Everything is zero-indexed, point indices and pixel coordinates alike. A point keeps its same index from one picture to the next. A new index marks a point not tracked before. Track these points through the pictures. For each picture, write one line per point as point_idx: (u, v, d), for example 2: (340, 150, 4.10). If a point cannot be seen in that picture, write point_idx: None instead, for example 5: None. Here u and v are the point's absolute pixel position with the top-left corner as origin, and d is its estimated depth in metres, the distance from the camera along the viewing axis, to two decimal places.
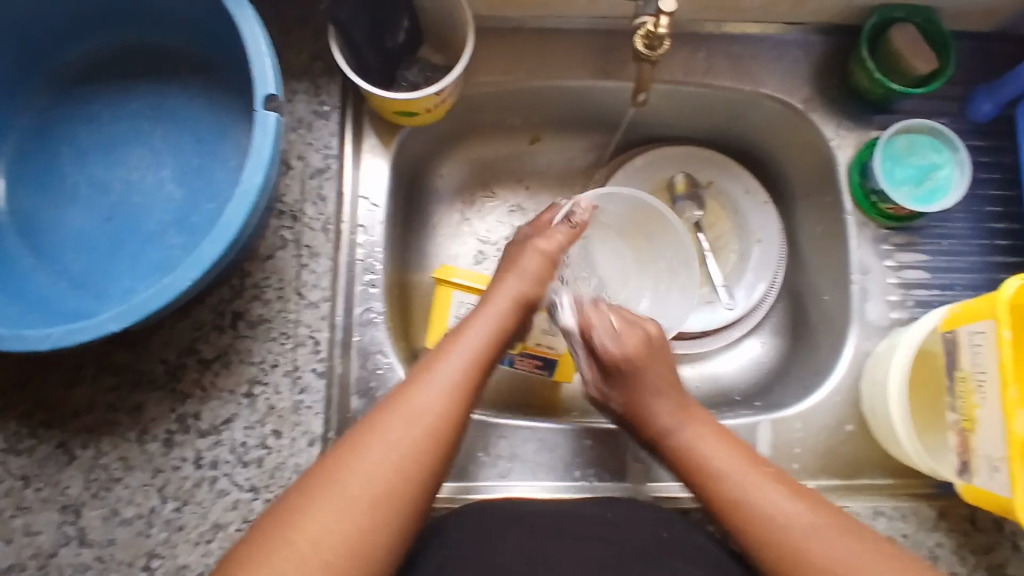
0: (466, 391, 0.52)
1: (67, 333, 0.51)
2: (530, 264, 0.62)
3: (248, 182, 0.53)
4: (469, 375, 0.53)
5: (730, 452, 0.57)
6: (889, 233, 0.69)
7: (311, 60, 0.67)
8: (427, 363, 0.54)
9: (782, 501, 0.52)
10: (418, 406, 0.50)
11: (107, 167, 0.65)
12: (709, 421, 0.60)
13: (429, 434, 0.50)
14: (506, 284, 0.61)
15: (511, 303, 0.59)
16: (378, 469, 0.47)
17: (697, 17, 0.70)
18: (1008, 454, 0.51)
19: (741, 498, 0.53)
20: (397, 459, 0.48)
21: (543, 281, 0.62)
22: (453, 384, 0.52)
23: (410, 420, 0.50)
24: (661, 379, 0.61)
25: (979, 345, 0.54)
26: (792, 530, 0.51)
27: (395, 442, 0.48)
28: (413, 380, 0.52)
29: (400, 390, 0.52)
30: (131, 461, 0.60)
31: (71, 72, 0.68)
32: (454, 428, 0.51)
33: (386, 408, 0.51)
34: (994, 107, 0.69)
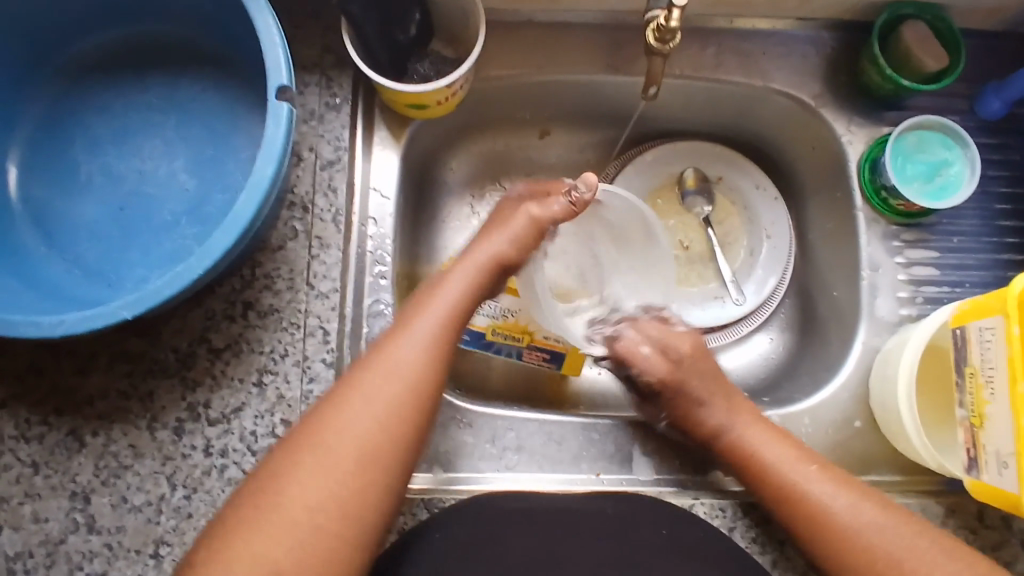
0: (441, 349, 0.54)
1: (81, 320, 0.52)
2: (512, 228, 0.62)
3: (261, 172, 0.53)
4: (443, 332, 0.55)
5: (788, 450, 0.60)
6: (899, 229, 0.69)
7: (321, 53, 0.67)
8: (403, 322, 0.55)
9: (838, 499, 0.56)
10: (395, 363, 0.52)
11: (119, 157, 0.66)
12: (771, 427, 0.62)
13: (407, 389, 0.51)
14: (489, 242, 0.61)
15: (490, 265, 0.60)
16: (358, 429, 0.49)
17: (709, 12, 0.70)
18: (1018, 450, 0.51)
19: (814, 499, 0.56)
20: (380, 423, 0.50)
21: (525, 245, 0.61)
22: (426, 342, 0.54)
23: (388, 377, 0.51)
24: (734, 398, 0.64)
25: (989, 340, 0.54)
26: (852, 531, 0.54)
27: (372, 400, 0.50)
28: (387, 339, 0.54)
29: (378, 349, 0.53)
30: (141, 449, 0.60)
31: (84, 62, 0.68)
32: (433, 384, 0.53)
33: (361, 367, 0.52)
34: (1005, 105, 0.69)
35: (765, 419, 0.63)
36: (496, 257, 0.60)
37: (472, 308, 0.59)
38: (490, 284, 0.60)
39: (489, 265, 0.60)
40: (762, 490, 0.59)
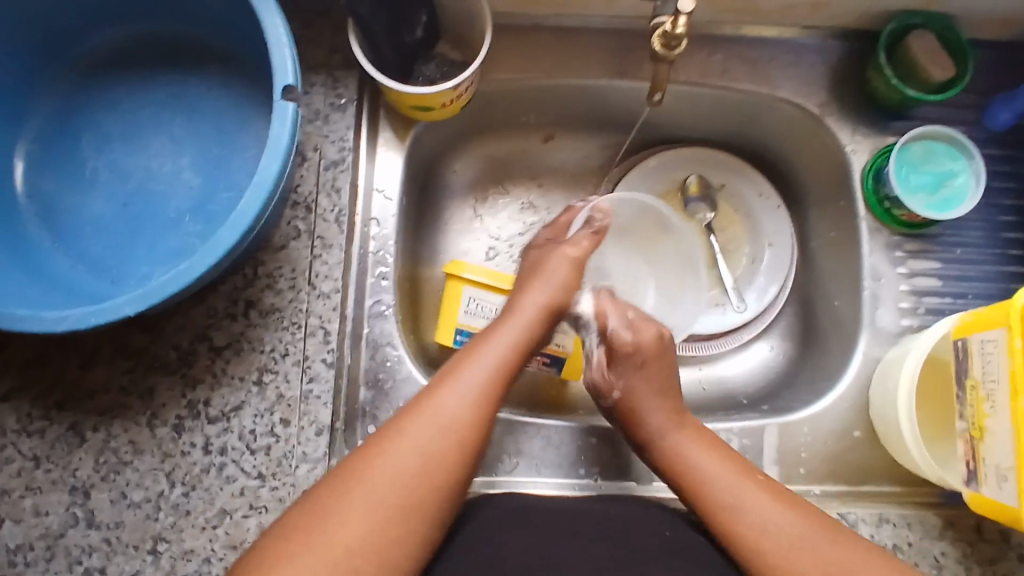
0: (491, 392, 0.55)
1: (83, 315, 0.52)
2: (551, 272, 0.64)
3: (266, 171, 0.53)
4: (494, 382, 0.55)
5: (722, 461, 0.59)
6: (902, 240, 0.69)
7: (329, 53, 0.68)
8: (449, 370, 0.56)
9: (769, 511, 0.54)
10: (440, 409, 0.52)
11: (126, 153, 0.66)
12: (705, 433, 0.62)
13: (453, 442, 0.51)
14: (534, 295, 0.62)
15: (538, 315, 0.61)
16: (410, 473, 0.49)
17: (716, 19, 0.70)
18: (1017, 464, 0.51)
19: (728, 510, 0.55)
20: (425, 460, 0.50)
21: (569, 289, 0.64)
22: (477, 390, 0.54)
23: (438, 426, 0.51)
24: (648, 388, 0.64)
25: (991, 353, 0.54)
26: (767, 541, 0.53)
27: (418, 447, 0.50)
28: (440, 383, 0.54)
29: (425, 396, 0.54)
30: (141, 445, 0.60)
31: (94, 58, 0.69)
32: (479, 430, 0.53)
33: (412, 410, 0.52)
34: (1011, 117, 0.69)
35: (704, 432, 0.62)
36: (545, 308, 0.62)
37: (524, 359, 0.59)
38: (541, 334, 0.61)
39: (533, 315, 0.61)
40: (692, 499, 0.58)
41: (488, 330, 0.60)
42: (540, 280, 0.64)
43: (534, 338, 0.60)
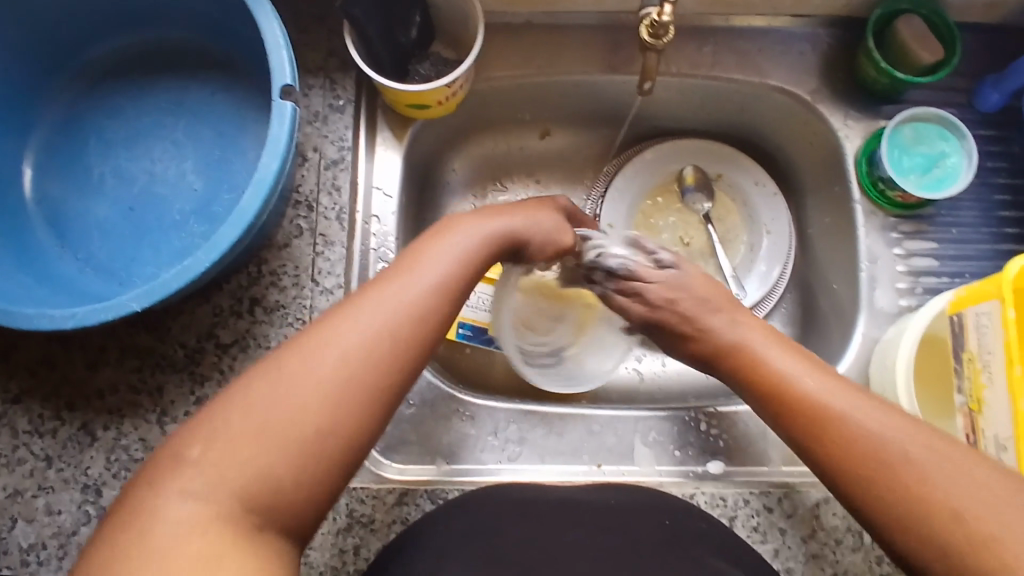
0: (433, 305, 0.46)
1: (91, 313, 0.53)
2: (525, 207, 0.59)
3: (266, 169, 0.55)
4: (437, 294, 0.46)
5: (815, 371, 0.49)
6: (897, 221, 0.69)
7: (327, 56, 0.69)
8: (363, 295, 0.45)
9: (880, 420, 0.44)
10: (343, 336, 0.42)
11: (130, 159, 0.68)
12: (803, 351, 0.52)
13: (355, 374, 0.41)
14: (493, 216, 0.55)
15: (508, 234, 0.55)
16: (328, 375, 0.41)
17: (705, 10, 0.71)
18: (1016, 433, 0.51)
19: (839, 411, 0.46)
20: (345, 367, 0.41)
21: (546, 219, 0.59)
22: (415, 298, 0.45)
23: (336, 351, 0.42)
24: (753, 354, 0.53)
25: (986, 325, 0.54)
26: (922, 475, 0.41)
27: (317, 369, 0.41)
28: (371, 288, 0.45)
29: (325, 322, 0.43)
30: (151, 442, 0.61)
31: (98, 69, 0.71)
32: (416, 341, 0.44)
33: (340, 309, 0.44)
34: (1001, 97, 0.69)
35: (796, 347, 0.53)
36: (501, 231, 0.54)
37: (473, 275, 0.50)
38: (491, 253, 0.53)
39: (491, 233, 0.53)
40: (782, 402, 0.49)
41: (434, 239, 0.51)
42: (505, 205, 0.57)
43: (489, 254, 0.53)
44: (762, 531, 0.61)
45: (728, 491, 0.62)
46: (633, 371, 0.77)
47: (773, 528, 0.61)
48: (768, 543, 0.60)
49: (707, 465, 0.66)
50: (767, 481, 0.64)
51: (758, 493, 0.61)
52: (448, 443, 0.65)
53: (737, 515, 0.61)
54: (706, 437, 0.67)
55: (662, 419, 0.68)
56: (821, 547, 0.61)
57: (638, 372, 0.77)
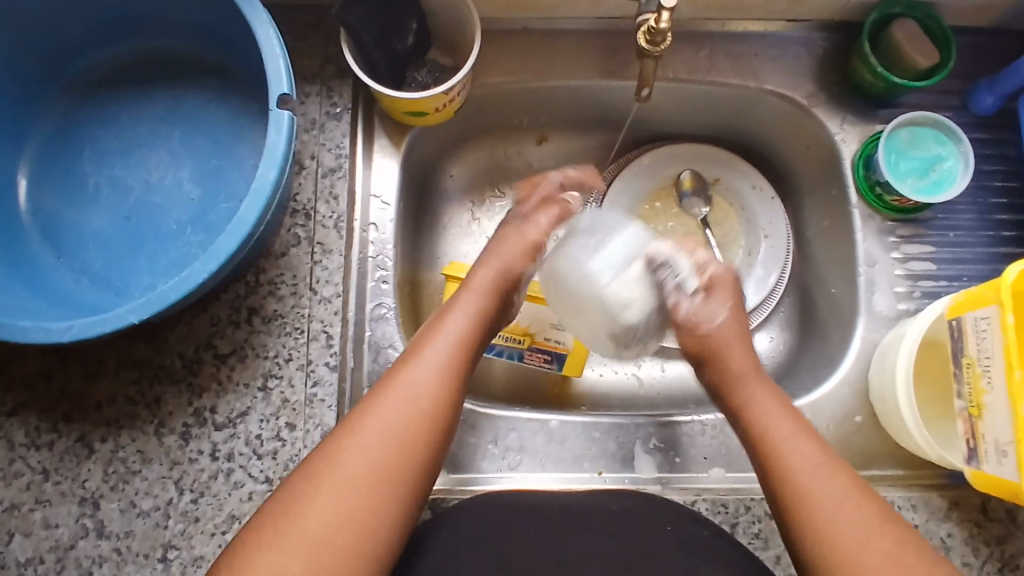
0: (455, 367, 0.54)
1: (88, 325, 0.53)
2: (506, 250, 0.65)
3: (263, 179, 0.54)
4: (457, 353, 0.55)
5: (787, 418, 0.57)
6: (894, 225, 0.70)
7: (322, 63, 0.69)
8: (416, 349, 0.55)
9: (822, 483, 0.51)
10: (410, 380, 0.52)
11: (126, 168, 0.67)
12: (783, 398, 0.60)
13: (425, 414, 0.51)
14: (488, 271, 0.63)
15: (497, 281, 0.62)
16: (380, 451, 0.48)
17: (701, 16, 0.71)
18: (1017, 438, 0.51)
19: (797, 467, 0.53)
20: (392, 444, 0.49)
21: (519, 261, 0.64)
22: (441, 364, 0.54)
23: (406, 399, 0.51)
24: (763, 398, 0.59)
25: (985, 330, 0.54)
26: (832, 539, 0.48)
27: (391, 417, 0.50)
28: (404, 364, 0.53)
29: (389, 375, 0.53)
30: (149, 454, 0.61)
31: (92, 77, 0.70)
32: (446, 403, 0.52)
33: (381, 389, 0.52)
34: (998, 100, 0.69)
35: (778, 394, 0.60)
36: (495, 286, 0.62)
37: (481, 335, 0.59)
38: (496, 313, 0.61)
39: (488, 291, 0.61)
40: (761, 453, 0.56)
41: (450, 302, 0.60)
42: (496, 255, 0.64)
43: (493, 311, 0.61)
44: (764, 537, 0.61)
45: (729, 497, 0.62)
46: (632, 376, 0.77)
47: (775, 534, 0.61)
48: (770, 549, 0.61)
49: (708, 470, 0.66)
50: None
51: (759, 499, 0.62)
52: (448, 452, 0.65)
53: (738, 522, 0.61)
54: (706, 443, 0.67)
55: (662, 425, 0.68)
56: None
57: (637, 377, 0.77)
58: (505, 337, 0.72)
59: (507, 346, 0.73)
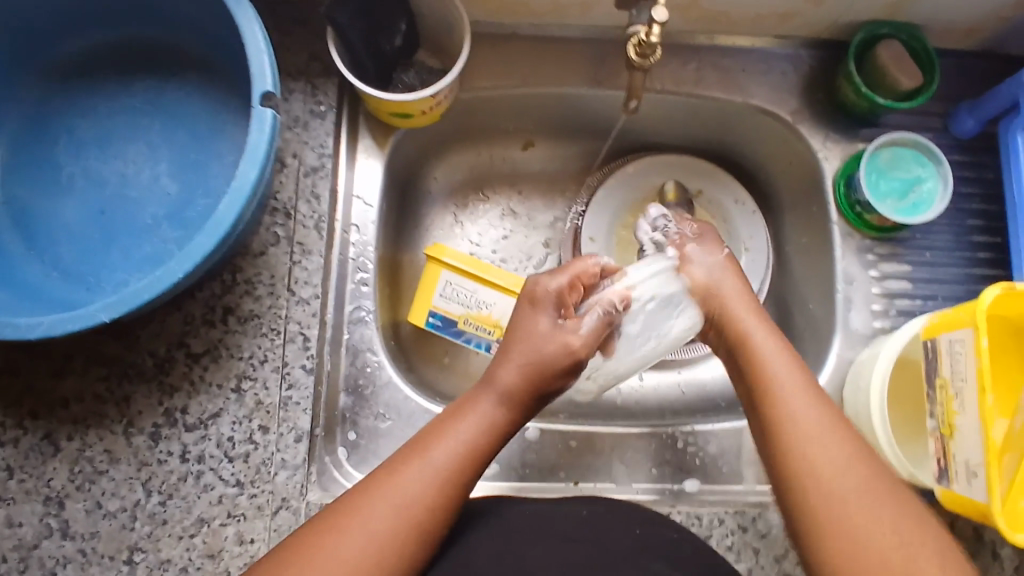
0: (457, 479, 0.50)
1: (57, 323, 0.51)
2: (539, 343, 0.55)
3: (243, 178, 0.53)
4: (460, 467, 0.51)
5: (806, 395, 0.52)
6: (873, 243, 0.70)
7: (308, 60, 0.68)
8: (421, 442, 0.52)
9: (857, 491, 0.47)
10: (400, 487, 0.49)
11: (102, 160, 0.66)
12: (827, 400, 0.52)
13: (410, 524, 0.48)
14: (515, 360, 0.54)
15: (513, 393, 0.54)
16: (357, 557, 0.46)
17: (690, 28, 0.71)
18: (987, 460, 0.52)
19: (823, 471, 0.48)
20: (371, 550, 0.47)
21: (557, 369, 0.55)
22: (442, 475, 0.50)
23: (392, 506, 0.48)
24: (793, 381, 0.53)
25: (959, 352, 0.55)
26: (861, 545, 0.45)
27: (371, 525, 0.47)
28: (404, 460, 0.51)
29: (387, 468, 0.50)
30: (117, 454, 0.60)
31: (68, 65, 0.68)
32: (444, 513, 0.49)
33: (375, 482, 0.49)
34: (978, 124, 0.70)
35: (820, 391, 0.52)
36: (523, 384, 0.54)
37: (496, 440, 0.53)
38: (517, 414, 0.55)
39: (514, 384, 0.54)
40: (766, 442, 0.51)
41: (463, 401, 0.55)
42: (527, 345, 0.55)
43: (523, 407, 0.55)
44: (737, 550, 0.61)
45: (704, 509, 0.62)
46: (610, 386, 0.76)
47: (747, 547, 0.61)
48: (742, 562, 0.61)
49: (684, 482, 0.66)
50: (740, 500, 0.64)
51: (733, 512, 0.61)
52: None
53: (712, 534, 0.61)
54: (682, 454, 0.67)
55: (639, 437, 0.68)
56: (792, 566, 0.61)
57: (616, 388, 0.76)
58: (475, 325, 0.72)
59: (475, 335, 0.72)
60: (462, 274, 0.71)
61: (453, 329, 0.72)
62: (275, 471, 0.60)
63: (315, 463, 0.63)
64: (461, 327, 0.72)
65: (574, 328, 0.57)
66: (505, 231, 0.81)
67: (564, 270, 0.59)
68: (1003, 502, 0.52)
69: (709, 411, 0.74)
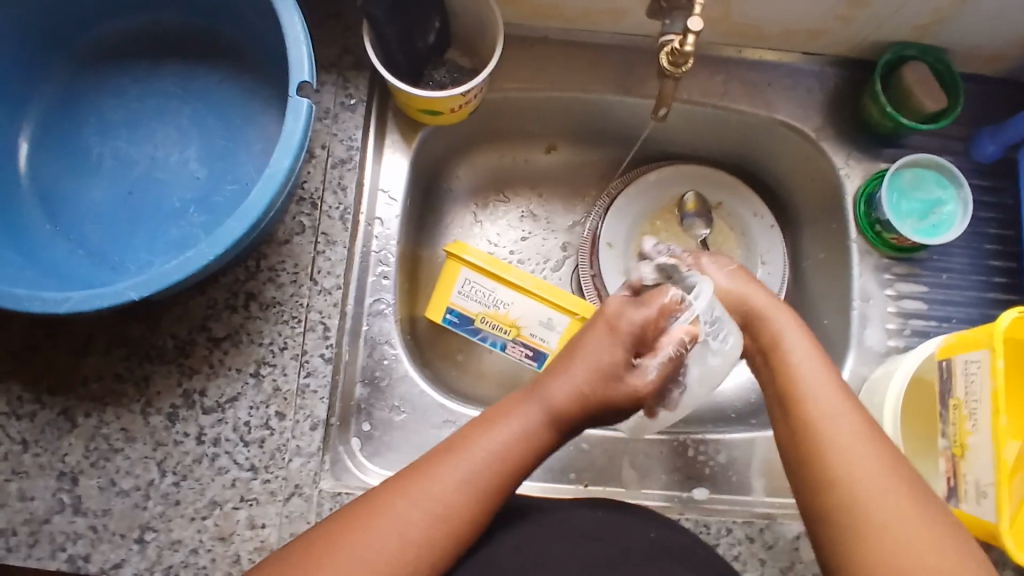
0: (496, 491, 0.50)
1: (87, 299, 0.52)
2: (583, 358, 0.54)
3: (277, 165, 0.54)
4: (497, 477, 0.50)
5: (858, 425, 0.50)
6: (890, 262, 0.71)
7: (341, 53, 0.68)
8: (469, 432, 0.52)
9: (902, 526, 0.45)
10: (440, 478, 0.49)
11: (132, 142, 0.66)
12: (870, 426, 0.51)
13: (451, 521, 0.48)
14: (572, 374, 0.54)
15: (546, 419, 0.53)
16: (389, 554, 0.47)
17: (719, 41, 0.72)
18: (998, 481, 0.52)
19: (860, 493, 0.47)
20: (409, 543, 0.47)
21: (619, 386, 0.54)
22: (480, 483, 0.49)
23: (433, 503, 0.48)
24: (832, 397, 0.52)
25: (974, 373, 0.56)
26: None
27: (411, 517, 0.48)
28: (451, 453, 0.51)
29: (429, 460, 0.51)
30: (133, 433, 0.60)
31: (103, 46, 0.69)
32: (480, 516, 0.49)
33: (416, 471, 0.50)
34: (999, 149, 0.71)
35: (869, 417, 0.51)
36: (578, 400, 0.53)
37: (536, 457, 0.53)
38: (560, 435, 0.54)
39: (567, 409, 0.53)
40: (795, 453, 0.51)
41: (502, 410, 0.54)
42: (589, 359, 0.54)
43: (560, 429, 0.54)
44: (743, 560, 0.61)
45: (711, 517, 0.62)
46: None
47: (753, 558, 0.61)
48: (747, 572, 0.61)
49: (693, 490, 0.67)
50: (748, 510, 0.65)
51: (741, 522, 0.62)
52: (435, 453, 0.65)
53: (719, 543, 0.61)
54: (692, 462, 0.68)
55: (649, 442, 0.68)
56: None
57: None
58: (492, 323, 0.72)
59: (491, 333, 0.73)
60: (481, 273, 0.72)
61: (469, 326, 0.73)
62: (290, 458, 0.60)
63: (328, 452, 0.63)
64: (477, 326, 0.73)
65: (642, 359, 0.56)
66: (524, 233, 0.82)
67: (652, 301, 0.56)
68: (1011, 523, 0.52)
69: (721, 421, 0.74)
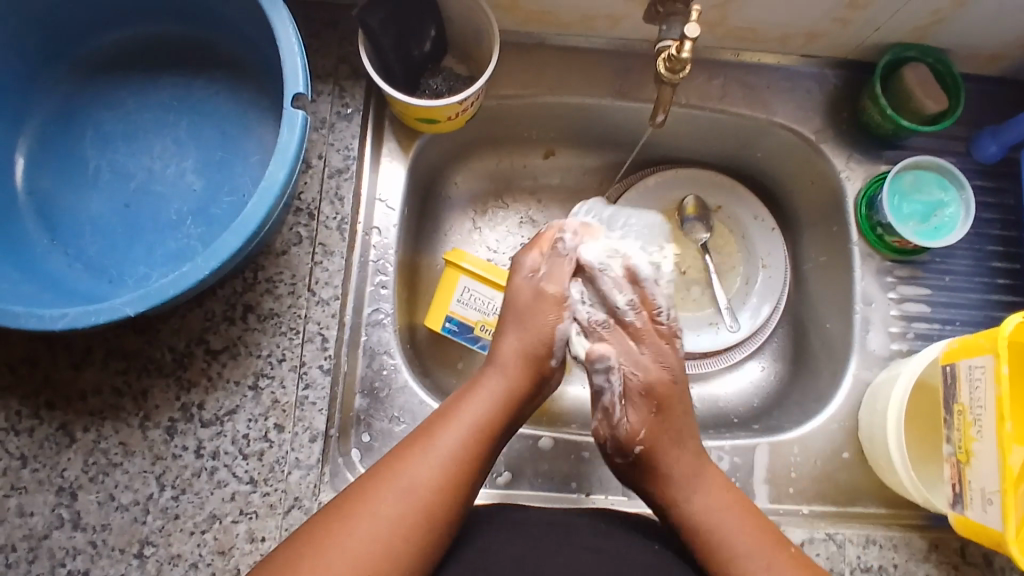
0: (463, 464, 0.53)
1: (83, 315, 0.51)
2: (528, 333, 0.60)
3: (273, 178, 0.53)
4: (470, 449, 0.54)
5: (732, 509, 0.56)
6: (892, 265, 0.70)
7: (337, 62, 0.68)
8: (427, 431, 0.54)
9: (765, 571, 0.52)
10: (407, 474, 0.51)
11: (128, 154, 0.66)
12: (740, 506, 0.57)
13: (418, 510, 0.50)
14: (513, 342, 0.60)
15: (501, 377, 0.58)
16: (371, 542, 0.47)
17: (717, 45, 0.72)
18: (1004, 488, 0.52)
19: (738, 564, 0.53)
20: (382, 540, 0.48)
21: (552, 345, 0.60)
22: (450, 456, 0.53)
23: (400, 492, 0.50)
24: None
25: (978, 379, 0.55)
26: None
27: (381, 513, 0.49)
28: (411, 447, 0.53)
29: (395, 457, 0.52)
30: (132, 447, 0.60)
31: (100, 58, 0.69)
32: (453, 503, 0.51)
33: (382, 472, 0.51)
34: (1001, 150, 0.70)
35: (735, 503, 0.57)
36: (522, 356, 0.59)
37: (504, 418, 0.57)
38: (522, 392, 0.59)
39: (512, 362, 0.59)
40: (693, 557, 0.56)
41: (475, 380, 0.59)
42: (528, 321, 0.61)
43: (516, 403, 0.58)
44: None
45: None
46: None
47: None
48: None
49: None
50: None
51: None
52: None
53: None
54: None
55: None
56: None
57: None
58: (491, 331, 0.72)
59: (491, 341, 0.72)
60: (481, 280, 0.71)
61: (469, 335, 0.72)
62: (289, 470, 0.60)
63: (328, 464, 0.63)
64: (477, 334, 0.72)
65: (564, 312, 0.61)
66: (523, 239, 0.81)
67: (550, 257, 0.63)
68: (1017, 530, 0.52)
69: (723, 426, 0.74)
